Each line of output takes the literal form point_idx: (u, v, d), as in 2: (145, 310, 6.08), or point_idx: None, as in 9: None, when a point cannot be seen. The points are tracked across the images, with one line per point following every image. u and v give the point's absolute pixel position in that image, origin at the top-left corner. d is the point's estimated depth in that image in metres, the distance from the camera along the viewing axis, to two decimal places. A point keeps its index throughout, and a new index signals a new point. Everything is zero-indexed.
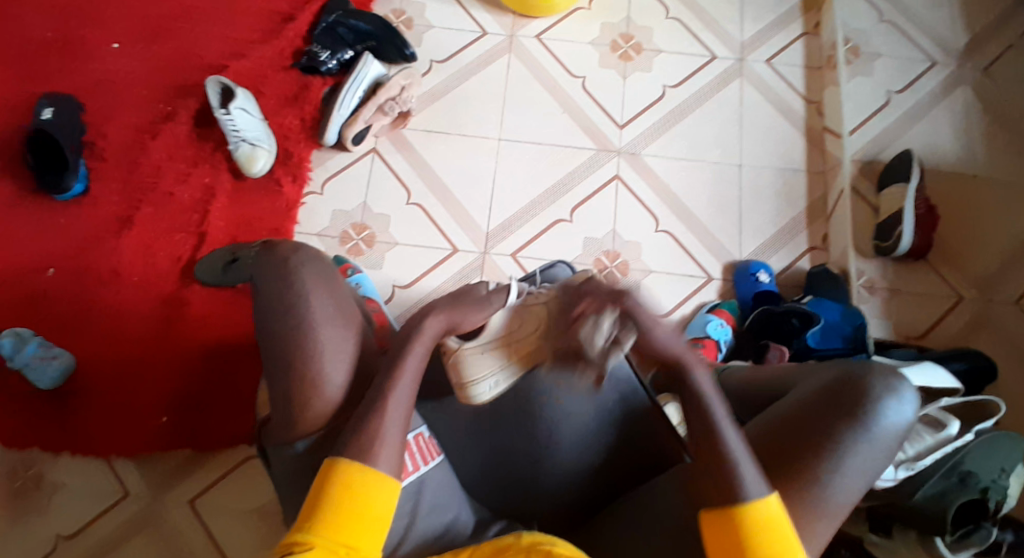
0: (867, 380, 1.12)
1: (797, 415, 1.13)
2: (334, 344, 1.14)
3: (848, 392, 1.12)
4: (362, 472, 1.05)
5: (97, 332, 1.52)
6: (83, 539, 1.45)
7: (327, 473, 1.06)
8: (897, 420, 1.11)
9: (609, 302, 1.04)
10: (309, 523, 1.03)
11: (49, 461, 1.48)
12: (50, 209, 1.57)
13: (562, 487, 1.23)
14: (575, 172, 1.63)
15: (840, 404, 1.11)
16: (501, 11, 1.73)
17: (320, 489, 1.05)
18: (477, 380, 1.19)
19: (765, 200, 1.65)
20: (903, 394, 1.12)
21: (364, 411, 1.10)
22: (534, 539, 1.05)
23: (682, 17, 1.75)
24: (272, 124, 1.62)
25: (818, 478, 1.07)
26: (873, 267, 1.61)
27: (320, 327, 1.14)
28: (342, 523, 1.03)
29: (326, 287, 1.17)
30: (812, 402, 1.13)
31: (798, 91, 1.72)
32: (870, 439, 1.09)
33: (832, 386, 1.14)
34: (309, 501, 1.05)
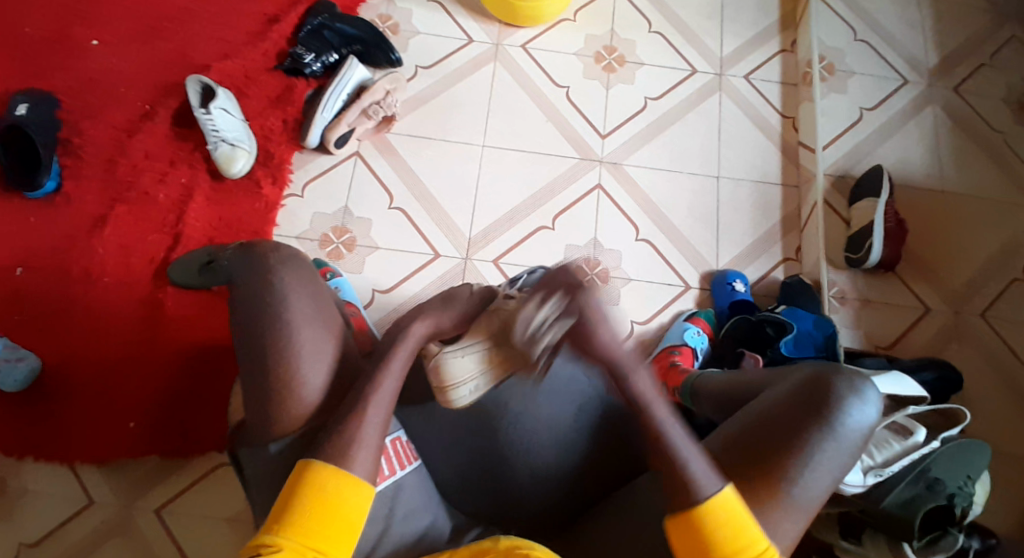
0: (832, 381, 1.15)
1: (763, 416, 1.15)
2: (316, 347, 1.13)
3: (810, 394, 1.14)
4: (333, 476, 1.04)
5: (67, 333, 1.48)
6: (46, 547, 1.40)
7: (299, 475, 1.05)
8: (860, 420, 1.13)
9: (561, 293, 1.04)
10: (278, 524, 1.03)
11: (14, 465, 1.43)
12: (21, 206, 1.53)
13: (546, 492, 1.23)
14: (557, 180, 1.65)
15: (805, 404, 1.14)
16: (488, 19, 1.75)
17: (291, 491, 1.04)
18: (457, 384, 1.13)
19: (742, 212, 1.69)
20: (866, 395, 1.15)
21: (351, 411, 1.08)
22: (512, 543, 1.05)
23: (664, 31, 1.78)
24: (254, 125, 1.61)
25: (780, 475, 1.09)
26: (844, 279, 1.65)
27: (304, 327, 1.12)
28: (311, 526, 1.02)
29: (310, 289, 1.16)
30: (775, 403, 1.16)
31: (774, 106, 1.76)
32: (837, 438, 1.11)
33: (796, 388, 1.16)
34: (280, 503, 1.04)
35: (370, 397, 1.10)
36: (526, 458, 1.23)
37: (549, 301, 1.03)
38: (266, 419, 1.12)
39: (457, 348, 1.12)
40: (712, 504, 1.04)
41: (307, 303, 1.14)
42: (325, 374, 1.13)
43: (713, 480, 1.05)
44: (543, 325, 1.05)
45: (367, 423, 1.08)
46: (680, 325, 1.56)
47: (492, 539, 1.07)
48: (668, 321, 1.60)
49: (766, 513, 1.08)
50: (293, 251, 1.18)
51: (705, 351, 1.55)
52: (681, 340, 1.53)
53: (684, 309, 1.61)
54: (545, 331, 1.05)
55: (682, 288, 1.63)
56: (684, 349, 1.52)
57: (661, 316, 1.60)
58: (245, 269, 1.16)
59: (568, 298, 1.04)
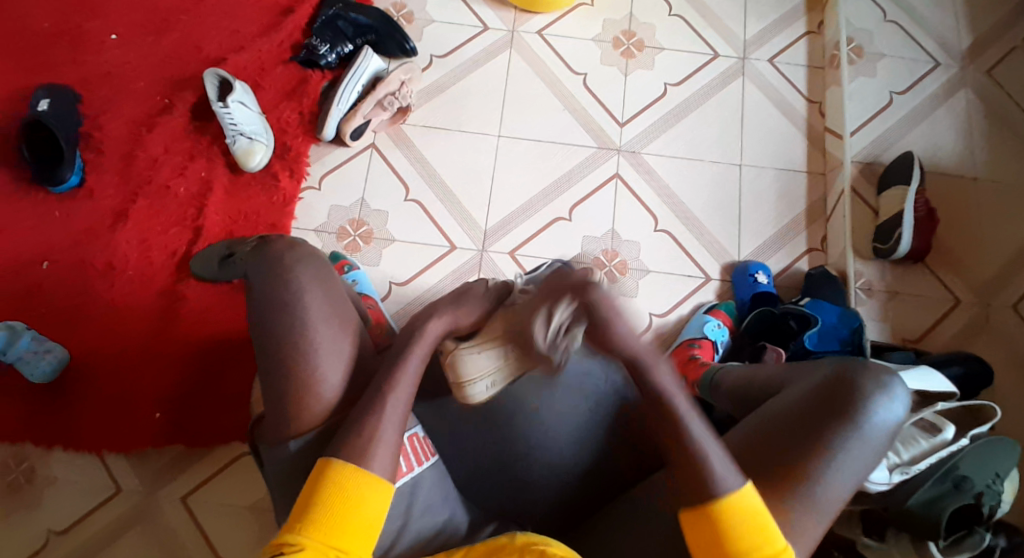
0: (857, 377, 1.12)
1: (787, 411, 1.13)
2: (328, 346, 1.13)
3: (837, 390, 1.12)
4: (355, 476, 1.05)
5: (92, 326, 1.50)
6: (76, 534, 1.44)
7: (320, 475, 1.05)
8: (887, 418, 1.10)
9: (568, 293, 1.00)
10: (298, 523, 1.03)
11: (42, 454, 1.47)
12: (46, 201, 1.56)
13: (559, 488, 1.22)
14: (573, 171, 1.62)
15: (830, 401, 1.11)
16: (503, 6, 1.71)
17: (312, 492, 1.04)
18: (473, 380, 1.12)
19: (766, 201, 1.65)
20: (893, 393, 1.12)
21: (367, 408, 1.09)
22: (529, 538, 1.04)
23: (685, 15, 1.74)
24: (271, 118, 1.61)
25: (805, 475, 1.07)
26: (872, 270, 1.60)
27: (315, 325, 1.13)
28: (333, 526, 1.03)
29: (323, 286, 1.15)
30: (800, 400, 1.13)
31: (800, 91, 1.71)
32: (861, 436, 1.09)
33: (821, 383, 1.14)
34: (301, 503, 1.04)
35: (389, 396, 1.10)
36: (540, 453, 1.23)
37: (557, 308, 1.01)
38: (278, 418, 1.13)
39: (474, 344, 1.11)
40: (732, 498, 1.02)
41: (324, 304, 1.14)
42: (341, 371, 1.14)
43: (733, 476, 1.03)
44: (561, 324, 1.02)
45: (383, 423, 1.08)
46: (701, 318, 1.53)
47: (509, 534, 1.06)
48: (688, 313, 1.57)
49: (789, 512, 1.06)
50: (308, 249, 1.18)
51: (725, 344, 1.52)
52: (701, 334, 1.50)
53: (704, 301, 1.58)
54: (560, 339, 1.03)
55: (703, 280, 1.60)
56: (705, 342, 1.49)
57: (681, 308, 1.58)
58: (257, 267, 1.16)
59: (579, 307, 1.01)
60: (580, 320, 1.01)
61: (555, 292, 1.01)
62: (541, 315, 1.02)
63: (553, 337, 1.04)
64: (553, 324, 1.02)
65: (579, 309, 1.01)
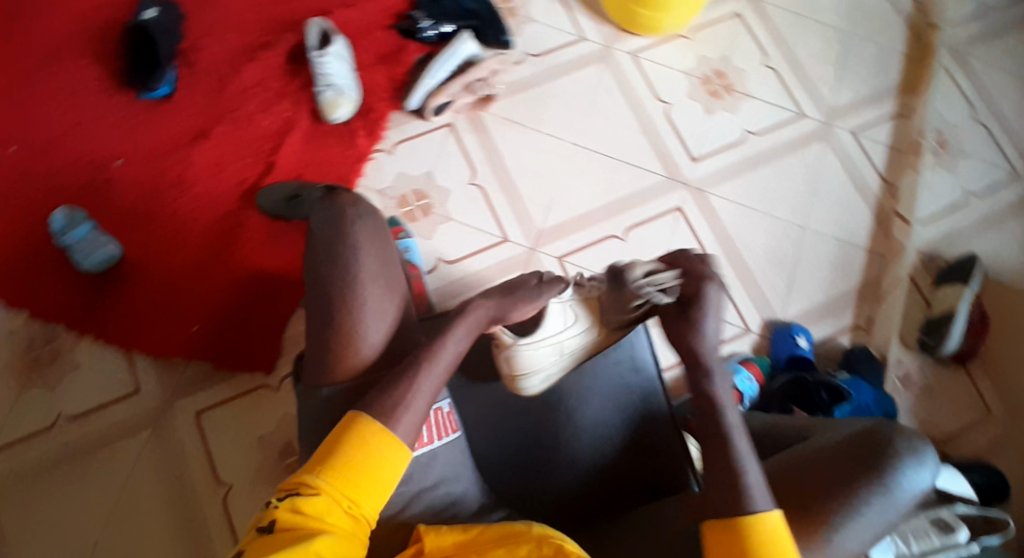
0: (889, 435, 1.09)
1: (812, 458, 1.10)
2: (377, 305, 1.13)
3: (869, 443, 1.09)
4: (380, 435, 1.04)
5: (150, 231, 1.55)
6: (86, 424, 1.47)
7: (345, 426, 1.05)
8: (914, 484, 1.07)
9: (679, 261, 1.23)
10: (319, 467, 1.01)
11: (71, 339, 1.50)
12: (133, 105, 1.61)
13: (573, 483, 1.20)
14: (638, 194, 1.64)
15: (858, 454, 1.08)
16: (604, 21, 1.74)
17: (335, 440, 1.03)
18: (528, 373, 1.21)
19: (821, 267, 1.64)
20: (924, 459, 1.08)
21: (401, 373, 1.10)
22: (545, 532, 1.04)
23: (779, 69, 1.75)
24: (362, 77, 1.64)
25: (821, 522, 1.05)
26: (912, 361, 1.58)
27: (369, 282, 1.12)
28: (351, 477, 1.01)
29: (379, 246, 1.15)
30: (827, 447, 1.11)
31: (877, 169, 1.70)
32: (884, 496, 1.06)
33: (853, 434, 1.11)
34: (321, 450, 1.03)
35: (428, 361, 1.12)
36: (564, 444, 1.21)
37: (670, 270, 1.22)
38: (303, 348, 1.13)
39: (531, 342, 1.22)
40: (758, 520, 1.02)
41: (382, 263, 1.14)
42: (383, 334, 1.14)
43: (765, 498, 1.03)
44: (664, 282, 1.21)
45: (418, 392, 1.09)
46: (735, 368, 1.52)
47: (526, 524, 1.06)
48: (720, 357, 1.57)
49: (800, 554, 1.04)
50: (368, 208, 1.16)
51: (754, 398, 1.50)
52: (730, 383, 1.49)
53: (740, 351, 1.58)
54: (659, 288, 1.21)
55: (742, 330, 1.60)
56: (733, 391, 1.47)
57: None
58: (319, 218, 1.16)
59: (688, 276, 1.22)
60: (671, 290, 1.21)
61: (675, 260, 1.24)
62: (648, 266, 1.23)
63: (648, 283, 1.22)
64: (654, 279, 1.22)
65: (685, 276, 1.22)
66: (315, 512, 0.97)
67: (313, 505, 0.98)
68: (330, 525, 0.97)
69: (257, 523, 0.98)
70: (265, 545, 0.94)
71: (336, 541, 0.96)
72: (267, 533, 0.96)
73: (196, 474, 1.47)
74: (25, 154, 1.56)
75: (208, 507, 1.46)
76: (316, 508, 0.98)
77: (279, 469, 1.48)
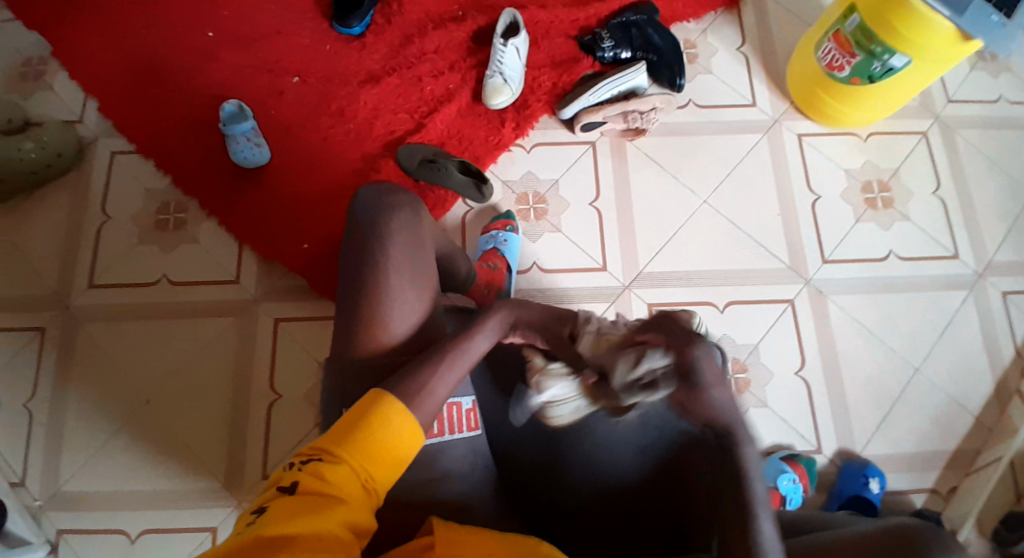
0: (922, 540, 0.97)
1: (837, 545, 1.00)
2: (403, 291, 1.17)
3: (901, 545, 0.97)
4: (401, 417, 1.06)
5: (299, 149, 1.68)
6: (183, 293, 1.62)
7: (370, 402, 1.07)
8: None
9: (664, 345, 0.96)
10: (342, 441, 1.03)
11: (198, 217, 1.67)
12: (326, 35, 1.74)
13: (592, 500, 1.14)
14: (753, 274, 1.58)
15: (884, 552, 0.97)
16: (781, 96, 1.69)
17: (361, 415, 1.06)
18: (556, 400, 1.04)
19: (917, 416, 1.51)
20: None
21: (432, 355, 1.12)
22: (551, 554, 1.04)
23: (948, 201, 1.62)
24: (529, 74, 1.69)
25: None
26: (981, 549, 1.42)
27: (397, 268, 1.17)
28: (373, 454, 1.03)
29: (410, 233, 1.20)
30: (849, 536, 1.01)
31: (1015, 340, 1.54)
32: None
33: (885, 531, 1.00)
34: (344, 424, 1.05)
35: (455, 352, 1.12)
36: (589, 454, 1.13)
37: (651, 353, 0.96)
38: (354, 289, 1.18)
39: (567, 364, 1.06)
40: None
41: (415, 252, 1.19)
42: (409, 320, 1.18)
43: None
44: (645, 376, 0.96)
45: (441, 378, 1.11)
46: (778, 465, 1.42)
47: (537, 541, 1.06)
48: None
49: None
50: (410, 198, 1.22)
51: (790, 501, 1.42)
52: (773, 482, 1.40)
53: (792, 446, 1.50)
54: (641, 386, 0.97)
55: (811, 449, 1.50)
56: (773, 492, 1.38)
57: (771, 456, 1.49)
58: (364, 201, 1.22)
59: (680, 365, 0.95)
60: (666, 381, 0.97)
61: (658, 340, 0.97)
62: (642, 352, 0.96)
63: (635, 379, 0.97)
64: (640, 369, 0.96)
65: (670, 346, 0.96)
66: (334, 480, 1.01)
67: (334, 474, 1.01)
68: (346, 495, 1.00)
69: (278, 482, 1.01)
70: (287, 506, 0.97)
71: (351, 511, 0.99)
72: (287, 494, 0.99)
73: (255, 372, 1.59)
74: (222, 47, 1.73)
75: (255, 406, 1.57)
76: (335, 476, 1.01)
77: None
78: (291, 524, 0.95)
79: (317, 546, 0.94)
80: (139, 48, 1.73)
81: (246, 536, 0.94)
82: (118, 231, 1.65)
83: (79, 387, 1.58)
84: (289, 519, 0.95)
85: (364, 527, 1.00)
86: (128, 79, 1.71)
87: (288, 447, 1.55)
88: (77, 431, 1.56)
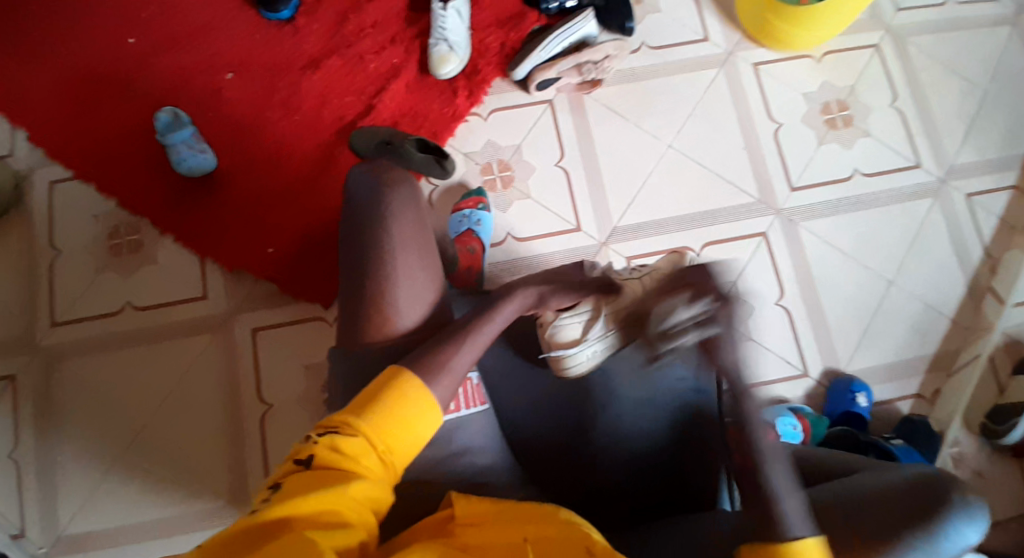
0: (945, 486, 0.99)
1: (856, 497, 1.01)
2: (400, 292, 1.14)
3: (923, 494, 0.98)
4: (417, 391, 1.06)
5: (247, 149, 1.60)
6: (153, 316, 1.57)
7: (388, 376, 1.07)
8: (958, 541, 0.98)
9: (706, 292, 0.98)
10: (361, 410, 1.04)
11: (153, 236, 1.59)
12: (255, 23, 1.65)
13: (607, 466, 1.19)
14: (725, 211, 1.58)
15: (908, 501, 0.99)
16: (733, 25, 1.66)
17: (377, 386, 1.06)
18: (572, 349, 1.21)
19: (898, 327, 1.56)
20: (974, 518, 0.98)
21: (436, 362, 1.10)
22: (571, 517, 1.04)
23: (906, 111, 1.64)
24: (474, 37, 1.62)
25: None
26: (970, 443, 1.49)
27: (394, 264, 1.14)
28: (388, 427, 1.03)
29: (410, 224, 1.17)
30: (868, 488, 1.02)
31: (982, 239, 1.59)
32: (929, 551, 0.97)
33: (906, 482, 1.00)
34: (362, 397, 1.05)
35: (470, 338, 1.13)
36: (625, 423, 1.20)
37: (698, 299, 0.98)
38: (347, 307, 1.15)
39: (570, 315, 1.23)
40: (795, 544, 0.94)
41: (413, 236, 1.16)
42: (413, 318, 1.15)
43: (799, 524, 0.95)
44: (681, 323, 0.99)
45: (460, 363, 1.10)
46: (780, 411, 1.45)
47: (553, 506, 1.06)
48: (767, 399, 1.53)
49: None
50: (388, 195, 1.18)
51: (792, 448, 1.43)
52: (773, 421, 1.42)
53: (790, 391, 1.53)
54: (687, 329, 0.99)
55: (800, 374, 1.54)
56: (772, 430, 1.40)
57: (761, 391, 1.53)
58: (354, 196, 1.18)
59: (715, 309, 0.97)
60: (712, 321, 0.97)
61: (698, 289, 0.99)
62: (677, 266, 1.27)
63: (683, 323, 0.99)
64: (690, 315, 0.99)
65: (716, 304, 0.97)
66: (350, 454, 1.01)
67: (350, 448, 1.01)
68: (362, 469, 1.01)
69: (296, 454, 1.02)
70: (304, 481, 0.98)
71: (367, 485, 1.00)
72: (304, 467, 1.00)
73: (244, 385, 1.55)
74: (146, 51, 1.63)
75: (247, 418, 1.54)
76: (350, 451, 1.01)
77: (320, 404, 1.54)
78: (306, 500, 0.96)
79: (327, 523, 0.95)
80: (57, 64, 1.62)
81: (264, 509, 0.95)
82: (72, 263, 1.58)
83: (66, 426, 1.53)
84: (305, 494, 0.97)
85: (380, 501, 1.01)
86: (53, 99, 1.61)
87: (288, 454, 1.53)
88: (72, 470, 1.52)
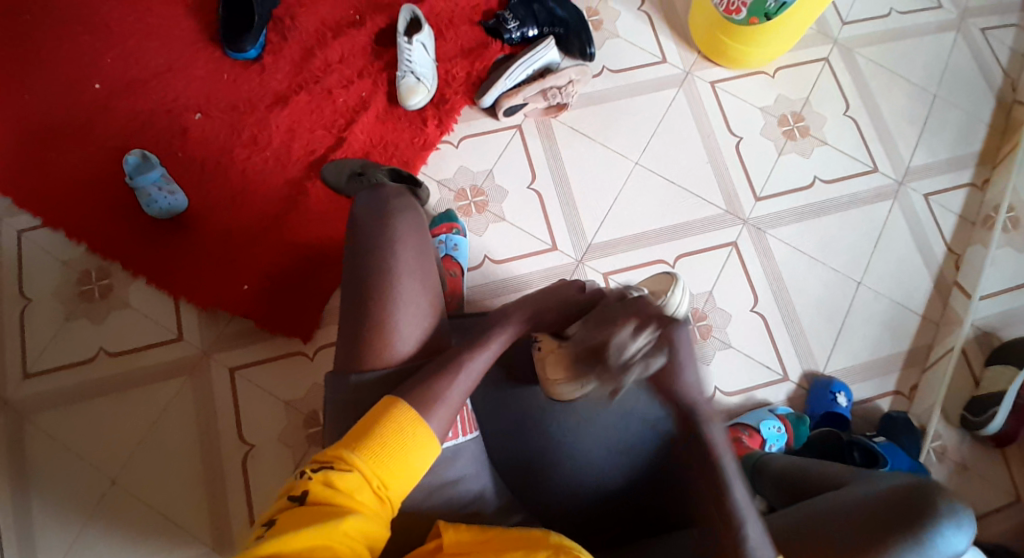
0: (932, 494, 1.05)
1: (849, 511, 1.07)
2: (386, 305, 1.14)
3: (911, 508, 1.04)
4: (411, 423, 1.04)
5: (218, 187, 1.60)
6: (126, 361, 1.53)
7: (384, 409, 1.05)
8: (948, 546, 1.04)
9: (655, 323, 1.04)
10: (356, 443, 1.02)
11: (124, 280, 1.57)
12: (222, 63, 1.66)
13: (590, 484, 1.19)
14: (695, 223, 1.62)
15: (899, 513, 1.04)
16: (688, 46, 1.73)
17: (373, 419, 1.05)
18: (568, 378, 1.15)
19: (872, 325, 1.60)
20: (960, 524, 1.04)
21: (429, 375, 1.09)
22: (562, 541, 1.00)
23: (859, 119, 1.71)
24: (441, 68, 1.66)
25: None
26: (951, 436, 1.54)
27: (379, 277, 1.14)
28: (383, 461, 1.02)
29: (392, 237, 1.17)
30: (857, 502, 1.07)
31: (943, 236, 1.65)
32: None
33: (892, 494, 1.06)
34: (357, 429, 1.04)
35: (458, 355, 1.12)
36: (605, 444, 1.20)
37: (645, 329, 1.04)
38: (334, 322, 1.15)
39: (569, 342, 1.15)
40: None
41: (401, 253, 1.16)
42: (409, 333, 1.15)
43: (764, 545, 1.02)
44: (639, 352, 1.04)
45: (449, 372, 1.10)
46: (763, 415, 1.48)
47: (543, 530, 1.02)
48: (751, 403, 1.55)
49: None
50: (370, 210, 1.19)
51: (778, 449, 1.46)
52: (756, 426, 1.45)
53: (772, 396, 1.55)
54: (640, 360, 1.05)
55: (780, 377, 1.56)
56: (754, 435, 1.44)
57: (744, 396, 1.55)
58: None
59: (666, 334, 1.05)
60: (660, 348, 1.05)
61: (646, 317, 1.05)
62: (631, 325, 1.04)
63: (632, 354, 1.05)
64: (638, 344, 1.04)
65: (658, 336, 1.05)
66: (345, 489, 0.99)
67: (344, 483, 0.99)
68: (357, 504, 0.99)
69: (289, 491, 1.00)
70: (295, 517, 0.96)
71: (362, 521, 0.98)
72: (298, 504, 0.98)
73: (223, 427, 1.52)
74: (112, 96, 1.63)
75: (227, 460, 1.50)
76: (345, 485, 0.99)
77: (300, 441, 1.52)
78: (297, 537, 0.94)
79: None
80: (20, 113, 1.61)
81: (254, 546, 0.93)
82: (43, 311, 1.55)
83: (39, 482, 1.47)
84: (294, 531, 0.94)
85: (376, 537, 0.99)
86: (18, 147, 1.59)
87: (271, 496, 1.49)
88: (45, 526, 1.45)
